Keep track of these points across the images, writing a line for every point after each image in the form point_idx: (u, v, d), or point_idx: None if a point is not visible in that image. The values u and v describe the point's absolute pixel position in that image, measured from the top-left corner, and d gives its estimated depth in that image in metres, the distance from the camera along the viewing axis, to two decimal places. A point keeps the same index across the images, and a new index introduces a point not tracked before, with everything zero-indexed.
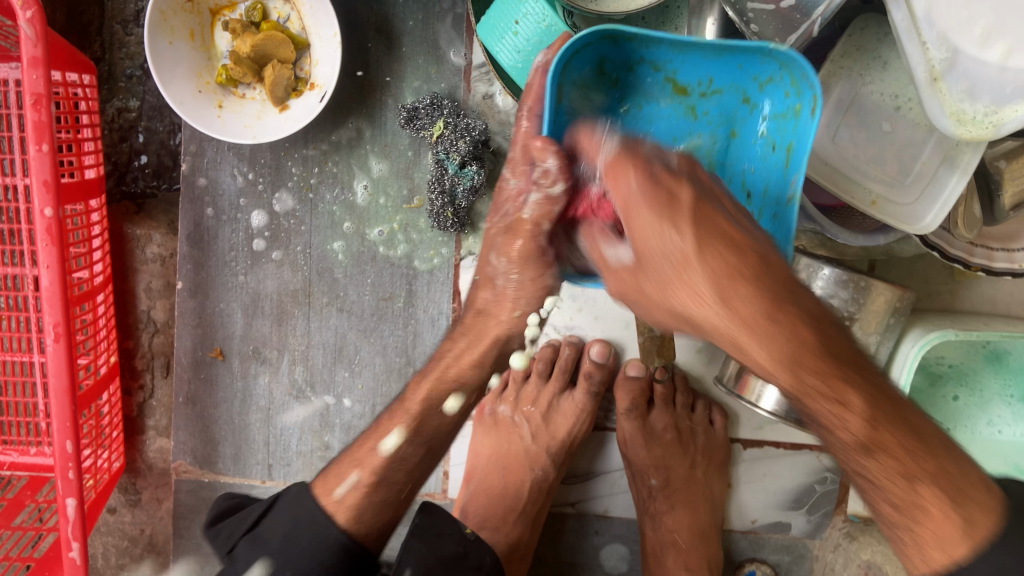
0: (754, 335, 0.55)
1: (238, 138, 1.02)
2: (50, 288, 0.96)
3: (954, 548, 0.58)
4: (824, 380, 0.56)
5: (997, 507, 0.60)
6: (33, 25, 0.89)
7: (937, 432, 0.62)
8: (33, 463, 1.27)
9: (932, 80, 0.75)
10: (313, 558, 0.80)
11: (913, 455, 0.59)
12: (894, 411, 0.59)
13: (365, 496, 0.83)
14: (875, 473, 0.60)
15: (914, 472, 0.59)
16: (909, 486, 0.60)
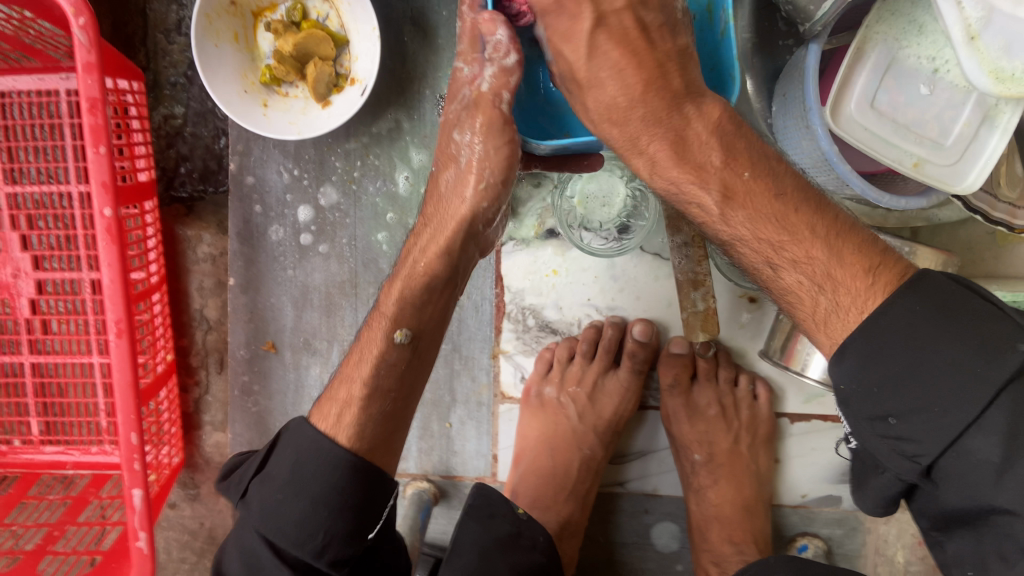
0: (632, 131, 0.75)
1: (284, 135, 1.05)
2: (111, 285, 0.99)
3: (849, 322, 0.68)
4: (682, 166, 0.75)
5: (906, 276, 0.67)
6: (86, 32, 0.93)
7: (818, 212, 0.72)
8: (93, 460, 1.34)
9: (970, 38, 0.75)
10: (324, 483, 0.82)
11: (778, 243, 0.72)
12: (762, 198, 0.73)
13: (360, 412, 0.87)
14: (749, 240, 0.74)
15: (832, 273, 0.69)
16: (774, 271, 0.73)
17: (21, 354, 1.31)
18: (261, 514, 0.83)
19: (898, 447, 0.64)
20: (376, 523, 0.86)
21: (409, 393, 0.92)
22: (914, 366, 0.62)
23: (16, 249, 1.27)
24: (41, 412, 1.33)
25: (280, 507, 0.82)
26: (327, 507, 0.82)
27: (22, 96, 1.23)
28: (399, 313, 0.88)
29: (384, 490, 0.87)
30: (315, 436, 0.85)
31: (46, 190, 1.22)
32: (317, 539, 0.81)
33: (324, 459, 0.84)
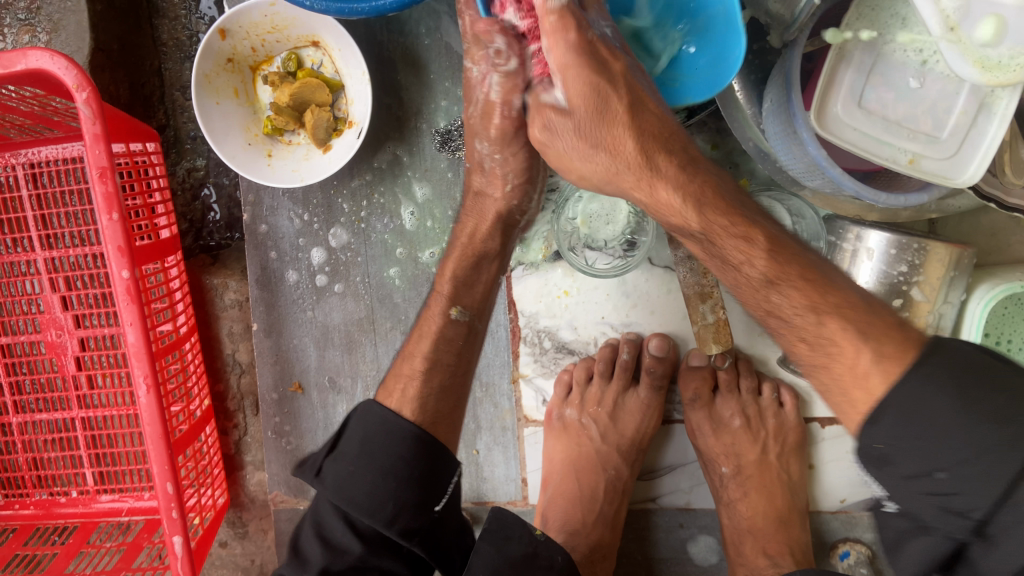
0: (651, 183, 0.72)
1: (288, 182, 1.08)
2: (135, 344, 1.06)
3: (870, 380, 0.63)
4: (727, 219, 0.71)
5: (919, 348, 0.63)
6: (89, 105, 0.99)
7: (872, 305, 0.68)
8: (146, 505, 1.37)
9: (949, 30, 0.73)
10: (393, 454, 0.83)
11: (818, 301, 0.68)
12: (795, 256, 0.70)
13: (422, 385, 0.91)
14: (786, 309, 0.70)
15: (823, 307, 0.67)
16: (818, 320, 0.67)
17: (70, 410, 1.36)
18: (333, 487, 0.83)
19: (947, 508, 0.57)
20: (443, 495, 0.85)
21: (467, 369, 0.96)
22: (937, 429, 0.58)
23: (57, 310, 1.32)
24: (94, 463, 1.38)
25: (351, 480, 0.83)
26: (396, 478, 0.82)
27: (50, 164, 1.29)
28: (454, 290, 0.94)
29: (446, 468, 0.86)
30: (382, 414, 0.86)
31: (79, 252, 1.28)
32: (387, 509, 0.81)
33: (385, 439, 0.84)
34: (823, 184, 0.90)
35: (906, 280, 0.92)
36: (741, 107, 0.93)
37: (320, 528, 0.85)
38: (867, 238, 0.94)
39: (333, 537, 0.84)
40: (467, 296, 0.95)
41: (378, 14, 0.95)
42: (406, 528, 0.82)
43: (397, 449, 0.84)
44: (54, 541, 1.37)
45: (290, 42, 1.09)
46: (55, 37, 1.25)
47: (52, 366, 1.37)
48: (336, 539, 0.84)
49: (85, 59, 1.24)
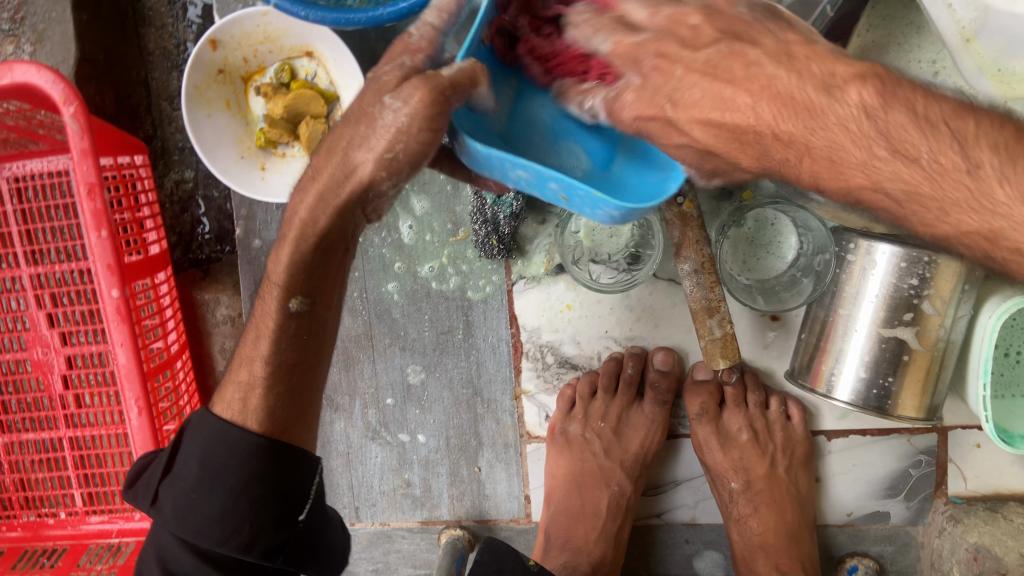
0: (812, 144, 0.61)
1: (282, 197, 1.05)
2: (127, 364, 1.04)
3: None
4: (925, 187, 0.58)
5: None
6: (77, 119, 0.96)
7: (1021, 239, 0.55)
8: (137, 526, 1.34)
9: (965, 42, 0.72)
10: (238, 473, 0.74)
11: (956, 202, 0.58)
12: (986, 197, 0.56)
13: (265, 395, 0.76)
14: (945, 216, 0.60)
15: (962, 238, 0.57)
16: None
17: (58, 429, 1.33)
18: (175, 517, 0.75)
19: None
20: (305, 503, 0.78)
21: (311, 365, 0.79)
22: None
23: (44, 327, 1.29)
24: (84, 484, 1.35)
25: (195, 509, 0.74)
26: (245, 499, 0.74)
27: (34, 178, 1.26)
28: (292, 279, 0.71)
29: (303, 469, 0.78)
30: (212, 433, 0.77)
31: (65, 268, 1.24)
32: (242, 533, 0.74)
33: (223, 457, 0.75)
34: None
35: (917, 294, 0.89)
36: None
37: (164, 560, 0.77)
38: (874, 256, 0.91)
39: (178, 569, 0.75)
40: (312, 285, 0.73)
41: (375, 25, 0.91)
42: (269, 548, 0.75)
43: (233, 471, 0.75)
44: (43, 564, 1.34)
45: (283, 52, 1.07)
46: (40, 48, 1.22)
47: (39, 384, 1.34)
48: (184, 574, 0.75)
49: (70, 70, 1.21)
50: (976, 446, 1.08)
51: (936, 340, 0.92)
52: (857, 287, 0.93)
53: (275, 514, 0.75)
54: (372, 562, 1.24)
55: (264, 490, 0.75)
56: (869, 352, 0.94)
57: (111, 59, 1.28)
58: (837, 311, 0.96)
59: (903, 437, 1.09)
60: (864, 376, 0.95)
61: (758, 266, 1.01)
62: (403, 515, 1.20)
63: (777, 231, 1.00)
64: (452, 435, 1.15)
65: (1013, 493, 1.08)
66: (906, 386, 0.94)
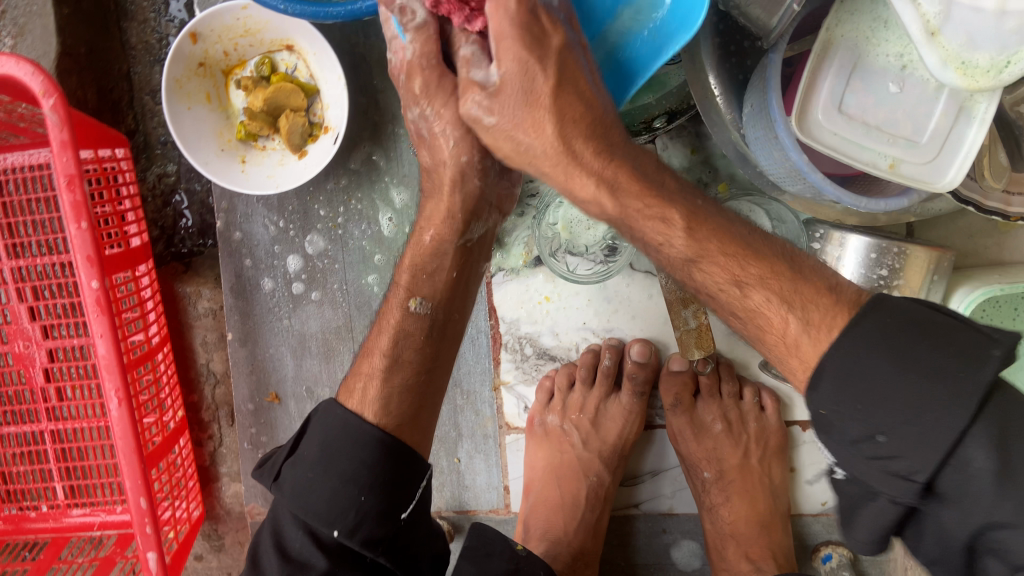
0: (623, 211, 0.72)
1: (263, 189, 1.06)
2: (107, 355, 1.04)
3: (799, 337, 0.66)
4: (716, 251, 0.70)
5: (859, 305, 0.64)
6: (56, 111, 0.96)
7: (767, 243, 0.71)
8: (118, 519, 1.34)
9: (931, 35, 0.73)
10: (357, 461, 0.80)
11: (742, 266, 0.70)
12: (718, 228, 0.71)
13: (383, 384, 0.86)
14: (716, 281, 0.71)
15: (746, 280, 0.69)
16: (742, 292, 0.70)
17: (39, 423, 1.33)
18: (293, 495, 0.80)
19: (892, 472, 0.58)
20: (409, 503, 0.82)
21: (432, 366, 0.90)
22: (893, 374, 0.59)
23: (24, 320, 1.29)
24: (64, 477, 1.35)
25: (311, 488, 0.80)
26: (359, 485, 0.79)
27: (15, 171, 1.26)
28: (412, 280, 0.89)
29: (415, 467, 0.84)
30: (331, 423, 0.83)
31: (47, 261, 1.24)
32: (350, 517, 0.78)
33: (345, 442, 0.82)
34: (803, 189, 0.90)
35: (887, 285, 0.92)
36: (721, 112, 0.93)
37: (279, 538, 0.81)
38: None
39: (291, 548, 0.79)
40: (427, 287, 0.89)
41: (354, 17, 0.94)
42: (371, 537, 0.79)
43: (361, 454, 0.81)
44: (24, 557, 1.34)
45: (263, 46, 1.07)
46: None
47: (19, 378, 1.33)
48: (294, 550, 0.79)
49: (51, 62, 1.21)
50: None
51: None
52: None
53: (376, 504, 0.79)
54: None
55: (380, 477, 0.81)
56: None
57: (92, 53, 1.28)
58: None
59: None
60: None
61: None
62: None
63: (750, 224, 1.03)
64: None
65: None
66: None
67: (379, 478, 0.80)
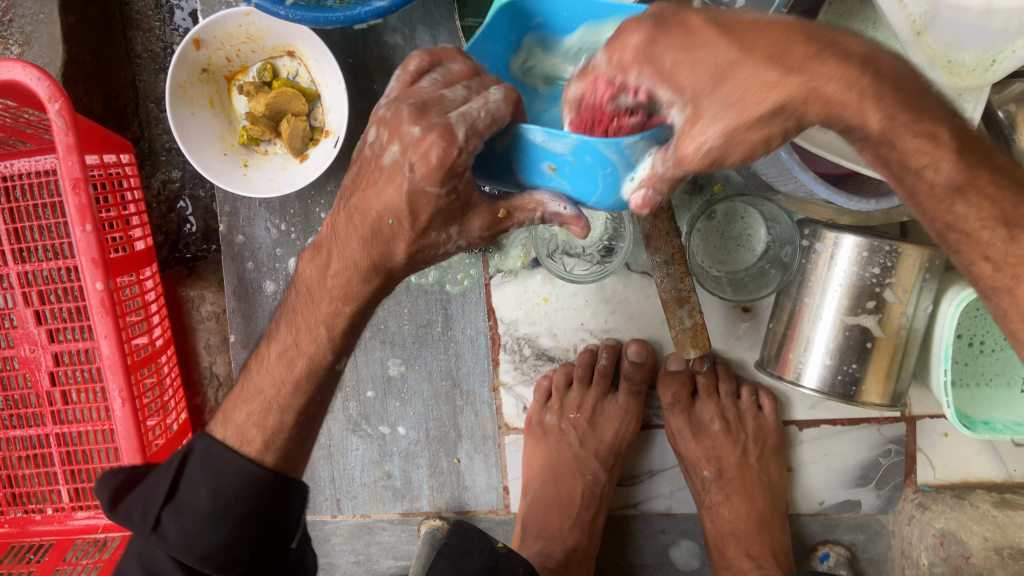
0: (883, 104, 0.51)
1: (264, 192, 1.07)
2: (109, 356, 1.05)
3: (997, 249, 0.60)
4: (913, 117, 0.54)
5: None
6: (62, 115, 0.98)
7: (950, 115, 0.57)
8: (122, 521, 1.35)
9: (916, 35, 0.75)
10: (246, 503, 0.73)
11: (918, 148, 0.55)
12: (917, 114, 0.54)
13: (286, 435, 0.76)
14: (970, 221, 0.60)
15: (935, 152, 0.56)
16: (956, 200, 0.59)
17: (45, 426, 1.34)
18: (180, 545, 0.71)
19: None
20: (292, 533, 0.77)
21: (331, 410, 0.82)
22: None
23: (31, 324, 1.31)
24: (69, 480, 1.36)
25: (201, 535, 0.71)
26: (250, 529, 0.72)
27: (22, 177, 1.28)
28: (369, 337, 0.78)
29: (296, 500, 0.77)
30: (215, 454, 0.75)
31: (52, 265, 1.26)
32: (243, 561, 0.72)
33: (229, 483, 0.73)
34: (796, 188, 0.91)
35: (882, 282, 0.92)
36: None
37: None
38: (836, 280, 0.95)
39: None
40: None
41: (353, 23, 0.96)
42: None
43: (248, 494, 0.73)
44: (30, 559, 1.35)
45: (265, 52, 1.09)
46: (29, 49, 1.24)
47: (25, 382, 1.35)
48: None
49: (57, 71, 1.24)
50: (944, 435, 1.10)
51: (899, 328, 0.94)
52: (822, 278, 0.96)
53: (264, 547, 0.74)
54: (353, 555, 1.25)
55: (269, 523, 0.74)
56: (835, 339, 0.96)
57: (98, 62, 1.31)
58: (803, 304, 0.99)
59: (873, 427, 1.11)
60: (829, 364, 0.97)
61: (729, 258, 1.05)
62: (384, 507, 1.21)
63: (746, 225, 1.04)
64: (432, 427, 1.17)
65: (983, 481, 1.10)
66: (870, 371, 0.96)
67: (268, 524, 0.74)
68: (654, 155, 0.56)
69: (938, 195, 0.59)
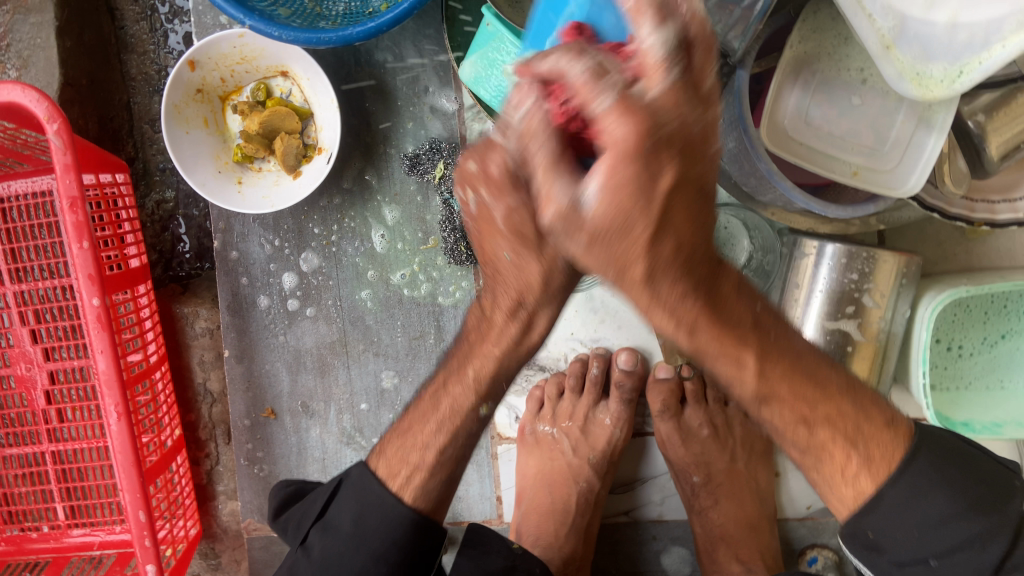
0: (768, 378, 0.68)
1: (258, 209, 1.10)
2: (107, 371, 1.07)
3: (860, 480, 0.71)
4: (808, 403, 0.70)
5: (906, 441, 0.71)
6: (60, 135, 1.00)
7: (834, 369, 0.72)
8: (117, 539, 1.35)
9: (886, 49, 0.79)
10: (386, 540, 0.81)
11: (812, 399, 0.70)
12: (789, 360, 0.69)
13: (430, 478, 0.81)
14: (777, 419, 0.71)
15: (813, 419, 0.70)
16: (809, 430, 0.71)
17: (40, 445, 1.35)
18: (321, 566, 0.83)
19: (932, 573, 0.70)
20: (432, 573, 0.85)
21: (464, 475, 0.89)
22: (928, 518, 0.69)
23: (27, 343, 1.32)
24: (65, 498, 1.37)
25: (341, 561, 0.82)
26: (388, 563, 0.81)
27: (19, 197, 1.30)
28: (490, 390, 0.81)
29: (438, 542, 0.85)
30: (365, 494, 0.84)
31: (49, 284, 1.28)
32: None
33: (374, 522, 0.82)
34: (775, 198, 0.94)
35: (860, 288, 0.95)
36: None
37: None
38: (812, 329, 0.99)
39: None
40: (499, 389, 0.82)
41: (345, 43, 0.99)
42: None
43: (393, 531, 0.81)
44: None
45: (259, 73, 1.12)
46: (24, 73, 1.26)
47: (21, 401, 1.35)
48: None
49: (54, 93, 1.26)
50: None
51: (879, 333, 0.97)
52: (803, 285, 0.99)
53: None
54: None
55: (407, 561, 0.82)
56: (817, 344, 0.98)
57: (94, 84, 1.33)
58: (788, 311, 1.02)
59: None
60: None
61: None
62: None
63: (728, 234, 1.04)
64: None
65: None
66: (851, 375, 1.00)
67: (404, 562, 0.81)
68: (548, 198, 0.53)
69: (799, 422, 0.71)
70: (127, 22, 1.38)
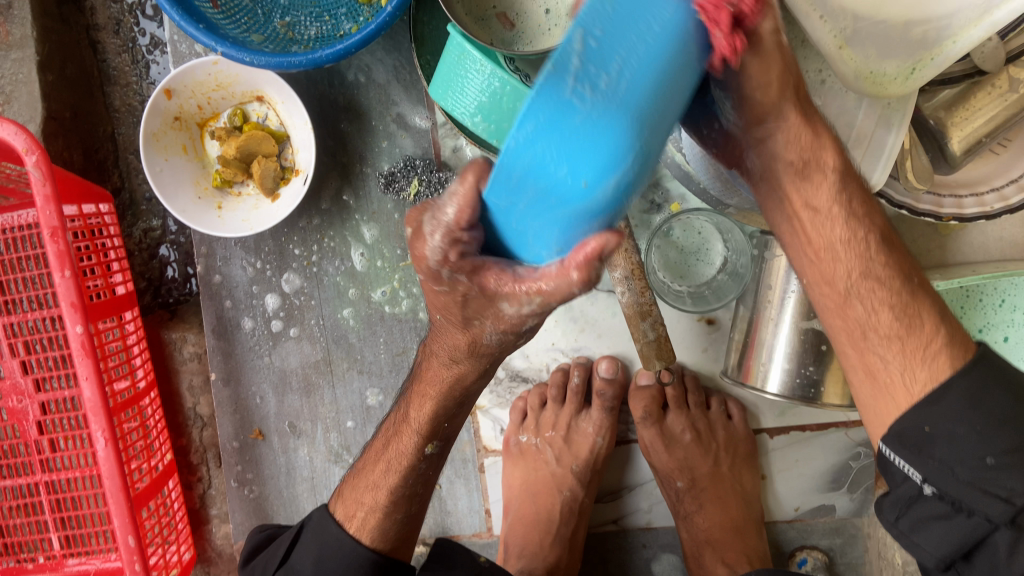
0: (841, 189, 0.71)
1: (236, 232, 1.11)
2: (92, 400, 1.08)
3: (918, 377, 0.70)
4: (881, 297, 0.73)
5: (970, 350, 0.70)
6: (39, 167, 1.02)
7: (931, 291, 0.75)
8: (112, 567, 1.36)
9: (839, 49, 0.78)
10: None
11: (895, 326, 0.72)
12: (901, 257, 0.74)
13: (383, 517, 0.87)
14: (879, 327, 0.73)
15: (875, 305, 0.73)
16: (864, 333, 0.74)
17: (34, 475, 1.36)
18: None
19: (988, 491, 0.64)
20: None
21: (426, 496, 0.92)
22: (977, 430, 0.65)
23: (17, 374, 1.32)
24: (60, 527, 1.37)
25: None
26: None
27: (5, 231, 1.31)
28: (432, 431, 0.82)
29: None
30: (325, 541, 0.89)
31: (38, 315, 1.29)
32: None
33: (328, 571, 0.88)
34: (741, 201, 0.96)
35: None
36: None
37: None
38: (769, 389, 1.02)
39: None
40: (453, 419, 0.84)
41: (314, 65, 1.01)
42: None
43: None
44: None
45: (234, 98, 1.14)
46: (8, 108, 1.29)
47: (14, 432, 1.36)
48: None
49: (38, 127, 1.28)
50: None
51: None
52: (774, 287, 1.00)
53: None
54: None
55: None
56: (791, 345, 0.99)
57: (77, 117, 1.35)
58: (763, 314, 1.02)
59: (841, 431, 1.14)
60: (789, 368, 0.99)
61: (689, 273, 1.09)
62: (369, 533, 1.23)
63: (702, 239, 1.08)
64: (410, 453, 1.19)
65: None
66: (828, 373, 0.98)
67: None
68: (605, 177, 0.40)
69: (838, 302, 0.75)
70: (109, 54, 1.39)
